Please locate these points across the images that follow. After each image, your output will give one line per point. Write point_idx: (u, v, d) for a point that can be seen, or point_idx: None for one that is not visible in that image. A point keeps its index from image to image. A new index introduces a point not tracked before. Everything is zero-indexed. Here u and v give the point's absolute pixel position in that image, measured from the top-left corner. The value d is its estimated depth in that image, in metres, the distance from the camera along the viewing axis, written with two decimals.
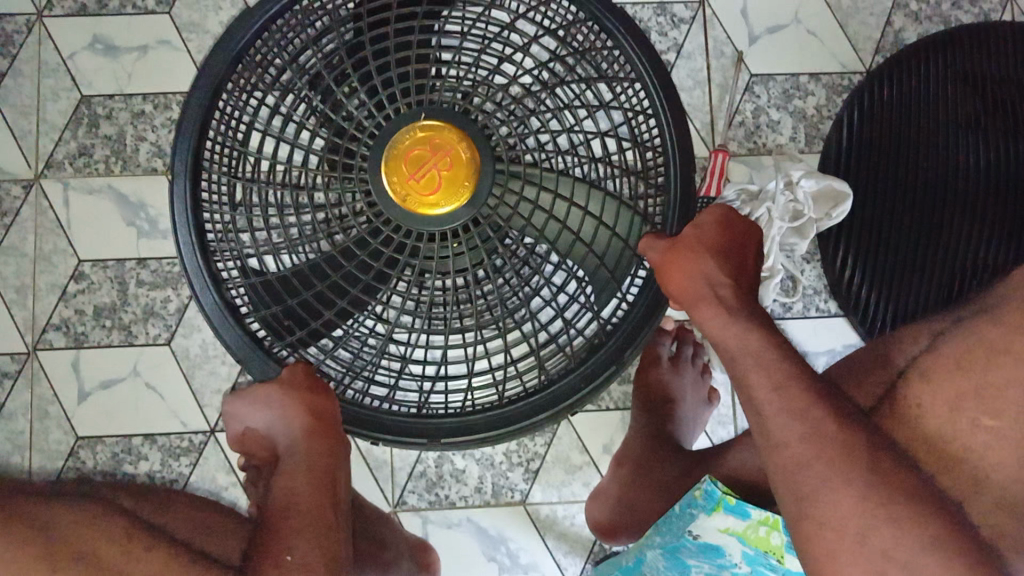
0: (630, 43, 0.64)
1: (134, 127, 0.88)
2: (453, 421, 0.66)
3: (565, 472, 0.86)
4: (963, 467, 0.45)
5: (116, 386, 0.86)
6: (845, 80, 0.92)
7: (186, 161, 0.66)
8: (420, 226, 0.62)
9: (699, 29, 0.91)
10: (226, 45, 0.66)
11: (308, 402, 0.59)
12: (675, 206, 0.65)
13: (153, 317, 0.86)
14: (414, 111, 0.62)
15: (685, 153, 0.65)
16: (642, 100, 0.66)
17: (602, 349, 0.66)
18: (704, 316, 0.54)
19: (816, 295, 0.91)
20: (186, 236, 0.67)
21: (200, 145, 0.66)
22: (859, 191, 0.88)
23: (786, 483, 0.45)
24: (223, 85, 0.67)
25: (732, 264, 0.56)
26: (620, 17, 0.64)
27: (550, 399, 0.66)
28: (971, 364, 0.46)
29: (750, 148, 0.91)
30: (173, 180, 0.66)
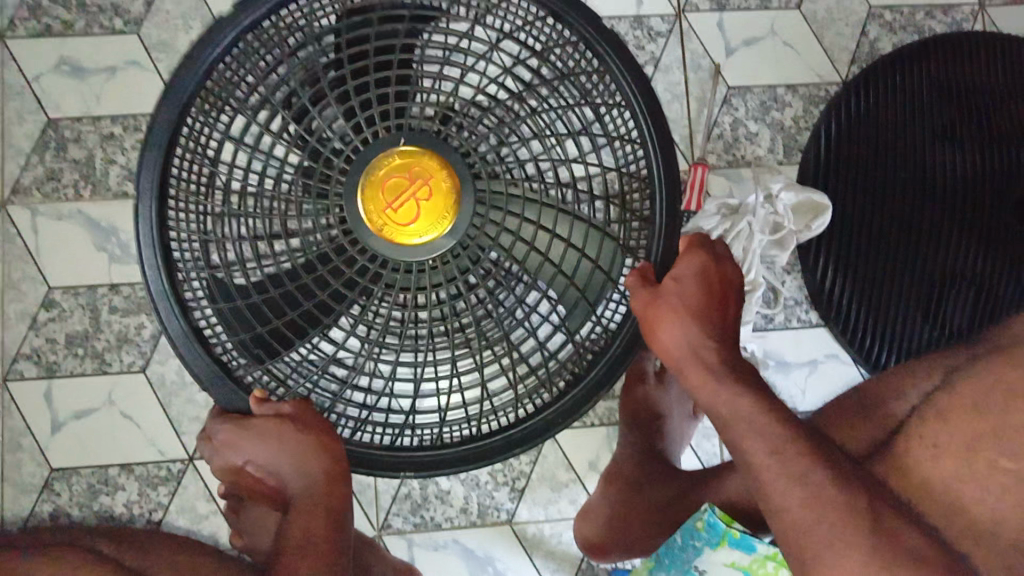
0: (624, 75, 0.65)
1: (104, 150, 0.86)
2: (428, 455, 0.66)
3: (551, 490, 0.85)
4: (980, 509, 0.48)
5: (90, 416, 0.83)
6: (821, 91, 0.93)
7: (152, 183, 0.65)
8: (404, 259, 0.63)
9: (676, 42, 0.91)
10: (197, 66, 0.65)
11: (324, 441, 0.62)
12: (660, 244, 0.65)
13: (127, 344, 0.84)
14: (395, 135, 0.61)
15: (673, 189, 0.66)
16: (630, 127, 0.67)
17: (581, 383, 0.66)
18: (695, 383, 0.55)
19: (797, 306, 0.91)
20: (150, 255, 0.66)
21: (168, 169, 0.66)
22: (839, 198, 0.89)
23: (797, 523, 0.47)
24: (196, 102, 0.66)
25: (713, 324, 0.57)
26: (614, 46, 0.64)
27: (525, 433, 0.66)
28: (987, 406, 0.50)
29: (729, 160, 0.91)
30: (139, 202, 0.65)
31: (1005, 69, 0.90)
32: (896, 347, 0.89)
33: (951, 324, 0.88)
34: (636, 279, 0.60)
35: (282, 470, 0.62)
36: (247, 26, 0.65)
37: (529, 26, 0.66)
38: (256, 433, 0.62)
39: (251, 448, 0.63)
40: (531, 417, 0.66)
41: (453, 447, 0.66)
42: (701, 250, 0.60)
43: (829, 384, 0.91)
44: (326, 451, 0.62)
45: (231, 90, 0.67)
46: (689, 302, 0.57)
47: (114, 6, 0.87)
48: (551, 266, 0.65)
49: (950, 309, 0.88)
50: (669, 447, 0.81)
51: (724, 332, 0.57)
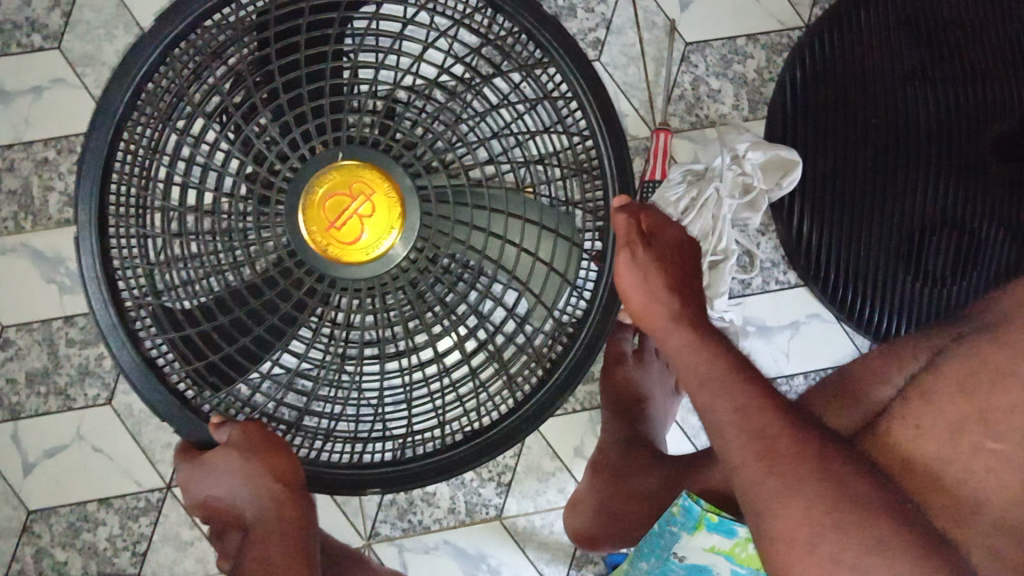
0: (569, 65, 0.63)
1: (40, 177, 0.82)
2: (390, 472, 0.64)
3: (538, 480, 0.84)
4: (968, 496, 0.45)
5: (60, 454, 0.81)
6: (785, 38, 0.88)
7: (90, 211, 0.63)
8: (353, 280, 0.61)
9: (627, 1, 0.86)
10: (115, 89, 0.63)
11: (272, 464, 0.60)
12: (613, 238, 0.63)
13: (89, 377, 0.81)
14: (331, 151, 0.60)
15: (624, 180, 0.64)
16: (580, 122, 0.65)
17: (545, 387, 0.64)
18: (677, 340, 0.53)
19: (775, 268, 0.89)
20: (93, 289, 0.63)
21: (104, 195, 0.63)
22: (812, 147, 0.85)
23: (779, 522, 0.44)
24: (127, 119, 0.64)
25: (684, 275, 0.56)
26: (555, 32, 0.63)
27: (489, 442, 0.64)
28: (971, 386, 0.46)
29: (692, 122, 0.87)
30: (78, 232, 0.62)
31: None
32: (880, 299, 0.85)
33: (934, 270, 0.85)
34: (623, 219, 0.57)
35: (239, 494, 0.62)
36: (166, 42, 0.64)
37: (471, 18, 0.64)
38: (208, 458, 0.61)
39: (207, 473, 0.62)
40: (496, 424, 0.64)
41: (415, 462, 0.64)
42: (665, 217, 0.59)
43: (811, 345, 0.88)
44: (277, 480, 0.60)
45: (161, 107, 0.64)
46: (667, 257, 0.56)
47: (30, 23, 0.82)
48: (505, 270, 0.63)
49: (933, 252, 0.85)
50: (655, 428, 0.80)
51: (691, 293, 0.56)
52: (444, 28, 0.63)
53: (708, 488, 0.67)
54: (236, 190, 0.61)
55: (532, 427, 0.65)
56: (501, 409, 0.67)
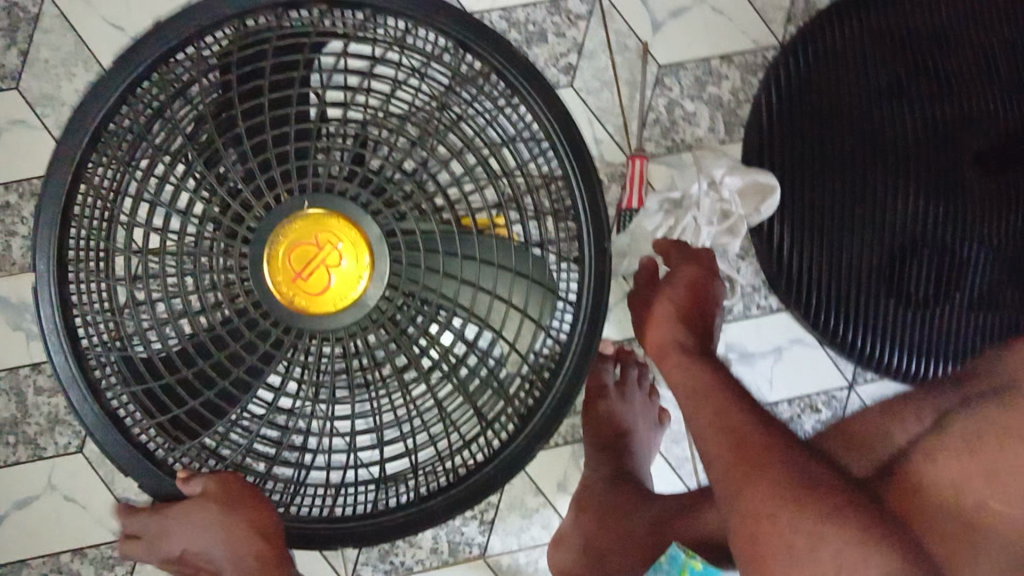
0: (541, 107, 0.63)
1: (3, 222, 0.81)
2: (362, 525, 0.62)
3: (522, 516, 0.82)
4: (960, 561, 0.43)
5: (32, 504, 0.80)
6: (760, 58, 0.86)
7: (50, 261, 0.62)
8: (315, 329, 0.59)
9: (598, 24, 0.85)
10: (69, 138, 0.62)
11: (253, 518, 0.60)
12: (589, 286, 0.63)
13: (60, 425, 0.80)
14: (296, 200, 0.58)
15: (597, 220, 0.64)
16: (552, 163, 0.66)
17: (520, 436, 0.63)
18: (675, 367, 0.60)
19: (756, 293, 0.87)
20: (53, 341, 0.61)
21: (62, 245, 0.62)
22: (791, 169, 0.84)
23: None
24: (85, 164, 0.63)
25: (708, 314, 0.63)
26: (527, 74, 0.63)
27: (463, 494, 0.63)
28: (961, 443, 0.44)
29: (668, 146, 0.85)
30: (37, 283, 0.61)
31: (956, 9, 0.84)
32: (861, 322, 0.84)
33: (916, 290, 0.84)
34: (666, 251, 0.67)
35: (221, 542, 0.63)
36: (122, 90, 0.62)
37: (442, 59, 0.64)
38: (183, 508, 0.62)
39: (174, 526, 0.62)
40: (470, 475, 0.63)
41: (388, 515, 0.62)
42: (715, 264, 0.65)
43: (795, 371, 0.87)
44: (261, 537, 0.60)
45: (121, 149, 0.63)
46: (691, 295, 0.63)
47: None
48: (478, 319, 0.62)
49: (915, 271, 0.84)
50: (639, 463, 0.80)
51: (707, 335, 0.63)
52: (414, 70, 0.63)
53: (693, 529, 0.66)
54: (198, 241, 0.60)
55: (508, 475, 0.63)
56: (478, 457, 0.66)
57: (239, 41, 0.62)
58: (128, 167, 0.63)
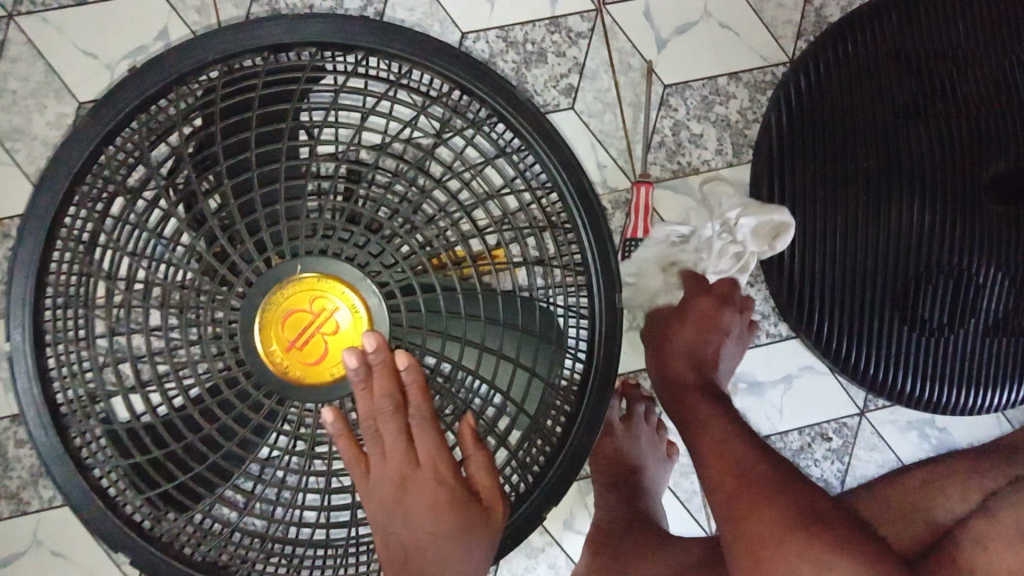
0: (547, 152, 0.59)
1: None
2: None
3: (527, 558, 0.80)
4: None
5: (17, 560, 0.76)
6: (769, 75, 0.83)
7: (25, 329, 0.57)
8: (299, 399, 0.55)
9: (600, 42, 0.81)
10: (41, 195, 0.57)
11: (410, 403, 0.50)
12: (601, 341, 0.59)
13: (42, 478, 0.76)
14: (290, 263, 0.54)
15: (608, 271, 0.60)
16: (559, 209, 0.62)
17: (528, 500, 0.59)
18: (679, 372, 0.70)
19: (766, 320, 0.85)
20: (33, 412, 0.57)
21: (38, 313, 0.58)
22: (799, 194, 0.80)
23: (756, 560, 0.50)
24: (60, 220, 0.59)
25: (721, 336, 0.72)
26: (531, 117, 0.58)
27: None
28: None
29: (674, 170, 0.82)
30: (10, 353, 0.56)
31: (972, 22, 0.80)
32: (871, 349, 0.82)
33: (930, 318, 0.81)
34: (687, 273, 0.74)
35: (387, 542, 0.50)
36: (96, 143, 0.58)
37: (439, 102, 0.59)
38: (383, 397, 0.49)
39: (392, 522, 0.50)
40: None
41: None
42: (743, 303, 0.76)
43: (806, 398, 0.86)
44: (452, 517, 0.50)
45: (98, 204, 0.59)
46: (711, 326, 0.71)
47: None
48: (483, 379, 0.58)
49: (930, 299, 0.80)
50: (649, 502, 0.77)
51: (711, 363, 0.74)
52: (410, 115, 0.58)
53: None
54: (184, 306, 0.55)
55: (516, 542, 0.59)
56: None
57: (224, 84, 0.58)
58: (106, 224, 0.58)
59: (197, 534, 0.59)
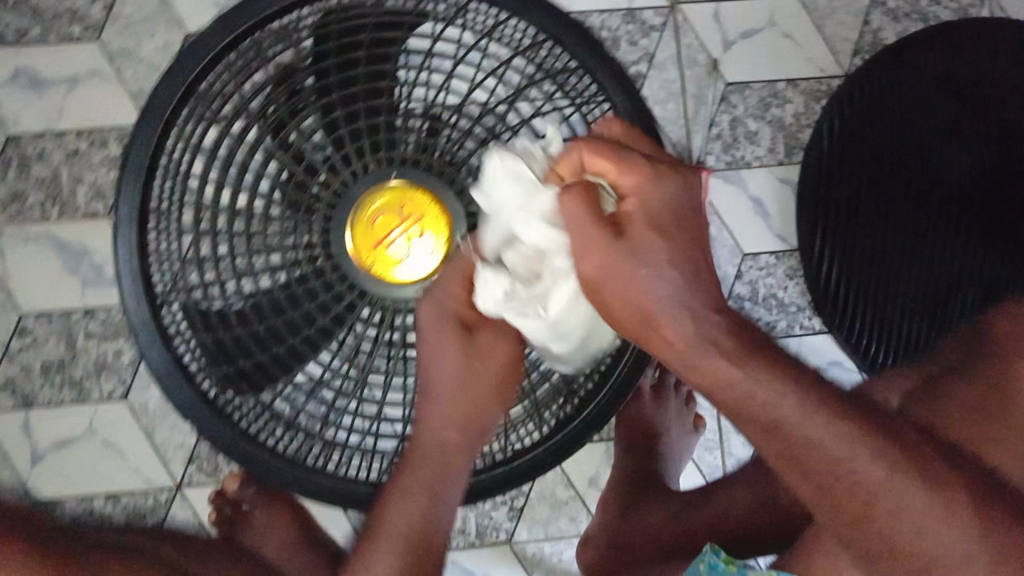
0: (624, 107, 0.65)
1: (70, 168, 0.81)
2: None
3: (550, 507, 0.85)
4: None
5: (71, 446, 0.81)
6: (823, 85, 0.89)
7: (132, 204, 0.62)
8: (377, 293, 0.62)
9: (671, 37, 0.87)
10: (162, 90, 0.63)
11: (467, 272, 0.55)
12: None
13: (106, 371, 0.81)
14: (384, 172, 0.61)
15: None
16: None
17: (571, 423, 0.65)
18: (589, 261, 0.45)
19: (800, 313, 0.89)
20: (128, 288, 0.63)
21: (146, 192, 0.63)
22: (839, 202, 0.86)
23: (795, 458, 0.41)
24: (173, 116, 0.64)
25: (632, 189, 0.46)
26: (613, 73, 0.64)
27: (511, 472, 0.65)
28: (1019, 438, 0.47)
29: (728, 162, 0.88)
30: (117, 224, 0.62)
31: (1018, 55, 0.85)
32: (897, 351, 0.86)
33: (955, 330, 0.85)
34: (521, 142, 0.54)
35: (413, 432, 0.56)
36: (214, 48, 0.63)
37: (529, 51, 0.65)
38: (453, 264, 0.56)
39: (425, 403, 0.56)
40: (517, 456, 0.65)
41: None
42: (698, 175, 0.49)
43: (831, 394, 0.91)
44: (459, 426, 0.56)
45: (208, 102, 0.64)
46: (622, 167, 0.46)
47: (70, 12, 0.81)
48: None
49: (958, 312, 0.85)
50: (667, 466, 0.81)
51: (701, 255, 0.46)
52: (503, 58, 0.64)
53: (721, 515, 0.71)
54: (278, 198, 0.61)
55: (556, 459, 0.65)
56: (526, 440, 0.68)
57: (338, 14, 0.63)
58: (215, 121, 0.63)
59: (265, 413, 0.64)
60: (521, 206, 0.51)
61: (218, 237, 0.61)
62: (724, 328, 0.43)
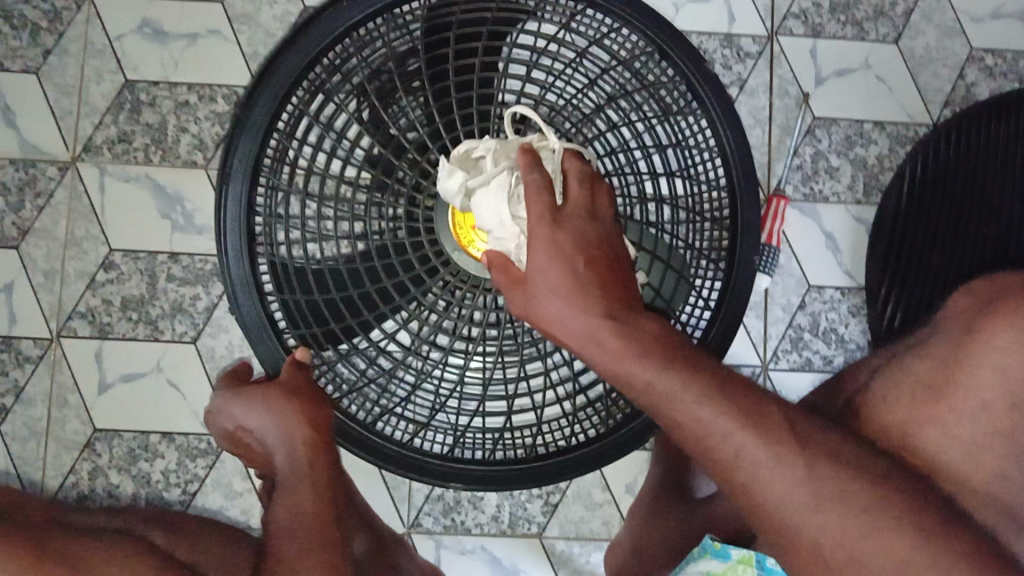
0: (723, 124, 0.64)
1: (177, 116, 0.85)
2: (470, 472, 0.64)
3: (585, 509, 0.85)
4: None
5: (137, 380, 0.84)
6: (911, 132, 0.90)
7: (246, 159, 0.62)
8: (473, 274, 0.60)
9: (765, 66, 0.89)
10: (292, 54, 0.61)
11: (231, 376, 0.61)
12: (727, 296, 0.65)
13: (181, 314, 0.84)
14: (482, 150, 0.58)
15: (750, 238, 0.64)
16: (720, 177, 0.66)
17: (634, 423, 0.64)
18: (536, 250, 0.48)
19: (858, 352, 0.89)
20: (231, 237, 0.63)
21: (262, 147, 0.62)
22: (912, 249, 0.84)
23: (768, 513, 0.44)
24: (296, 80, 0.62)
25: (542, 224, 0.48)
26: (716, 90, 0.64)
27: (571, 463, 0.65)
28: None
29: (806, 194, 0.89)
30: (229, 179, 0.61)
31: None
32: None
33: None
34: (520, 145, 0.52)
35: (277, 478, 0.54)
36: (343, 22, 0.61)
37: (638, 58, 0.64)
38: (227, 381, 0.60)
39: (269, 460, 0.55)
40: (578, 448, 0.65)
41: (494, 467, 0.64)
42: (595, 217, 0.51)
43: None
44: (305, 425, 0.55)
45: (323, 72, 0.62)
46: (534, 189, 0.49)
47: None
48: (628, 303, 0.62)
49: None
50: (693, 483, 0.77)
51: (616, 284, 0.49)
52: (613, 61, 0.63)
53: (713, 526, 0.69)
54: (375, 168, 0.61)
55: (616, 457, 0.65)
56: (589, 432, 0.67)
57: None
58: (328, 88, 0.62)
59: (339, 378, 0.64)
60: (499, 223, 0.51)
61: (324, 197, 0.60)
62: (612, 331, 0.47)
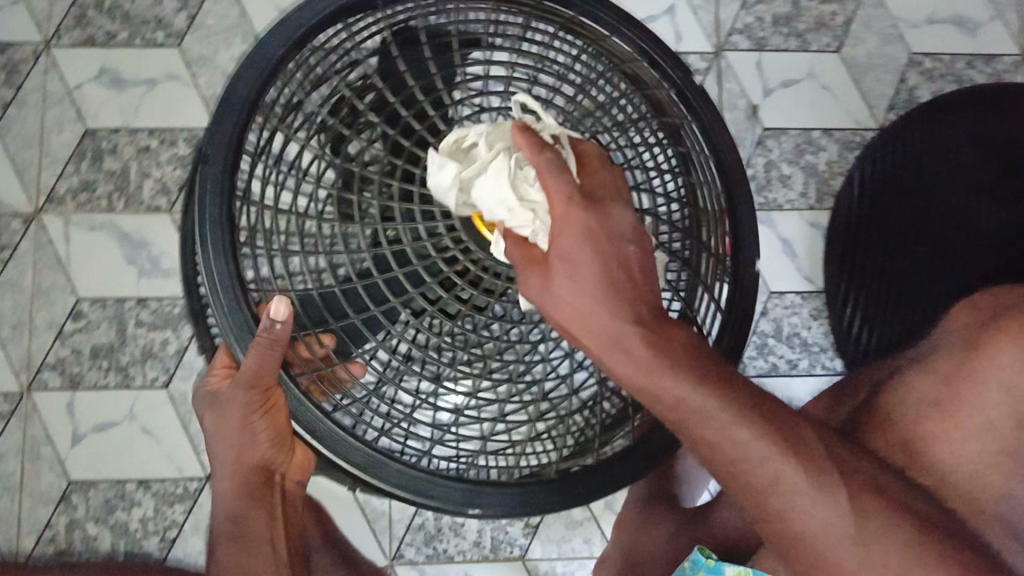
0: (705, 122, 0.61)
1: (139, 163, 0.86)
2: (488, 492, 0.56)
3: (565, 527, 0.86)
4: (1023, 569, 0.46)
5: (111, 429, 0.84)
6: (857, 137, 0.93)
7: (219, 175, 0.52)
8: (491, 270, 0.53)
9: (714, 80, 0.91)
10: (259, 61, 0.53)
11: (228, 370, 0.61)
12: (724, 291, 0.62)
13: (151, 359, 0.84)
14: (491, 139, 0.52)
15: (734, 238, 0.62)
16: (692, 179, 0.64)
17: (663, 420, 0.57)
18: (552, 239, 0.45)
19: (823, 354, 0.90)
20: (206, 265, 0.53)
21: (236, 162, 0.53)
22: (866, 251, 0.87)
23: (803, 543, 0.43)
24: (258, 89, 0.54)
25: (563, 207, 0.45)
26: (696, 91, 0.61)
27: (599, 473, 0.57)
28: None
29: (762, 202, 0.91)
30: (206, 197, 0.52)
31: None
32: None
33: None
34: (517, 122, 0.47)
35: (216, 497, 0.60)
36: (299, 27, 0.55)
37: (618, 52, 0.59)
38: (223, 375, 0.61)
39: (217, 490, 0.60)
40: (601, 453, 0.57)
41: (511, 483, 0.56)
42: (620, 201, 0.47)
43: None
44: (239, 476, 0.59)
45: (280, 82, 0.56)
46: (549, 172, 0.45)
47: (157, 20, 0.87)
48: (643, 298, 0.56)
49: None
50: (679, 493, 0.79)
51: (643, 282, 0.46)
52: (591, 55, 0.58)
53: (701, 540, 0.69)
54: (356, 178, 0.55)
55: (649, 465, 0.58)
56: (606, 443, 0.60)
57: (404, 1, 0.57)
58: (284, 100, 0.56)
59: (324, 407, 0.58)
60: (509, 211, 0.46)
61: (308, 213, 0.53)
62: (641, 335, 0.45)
